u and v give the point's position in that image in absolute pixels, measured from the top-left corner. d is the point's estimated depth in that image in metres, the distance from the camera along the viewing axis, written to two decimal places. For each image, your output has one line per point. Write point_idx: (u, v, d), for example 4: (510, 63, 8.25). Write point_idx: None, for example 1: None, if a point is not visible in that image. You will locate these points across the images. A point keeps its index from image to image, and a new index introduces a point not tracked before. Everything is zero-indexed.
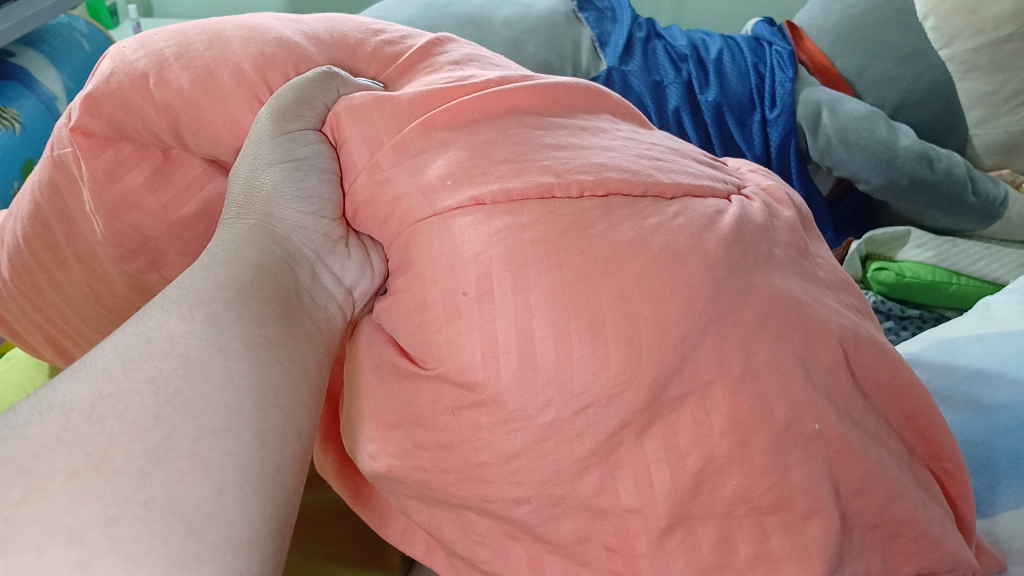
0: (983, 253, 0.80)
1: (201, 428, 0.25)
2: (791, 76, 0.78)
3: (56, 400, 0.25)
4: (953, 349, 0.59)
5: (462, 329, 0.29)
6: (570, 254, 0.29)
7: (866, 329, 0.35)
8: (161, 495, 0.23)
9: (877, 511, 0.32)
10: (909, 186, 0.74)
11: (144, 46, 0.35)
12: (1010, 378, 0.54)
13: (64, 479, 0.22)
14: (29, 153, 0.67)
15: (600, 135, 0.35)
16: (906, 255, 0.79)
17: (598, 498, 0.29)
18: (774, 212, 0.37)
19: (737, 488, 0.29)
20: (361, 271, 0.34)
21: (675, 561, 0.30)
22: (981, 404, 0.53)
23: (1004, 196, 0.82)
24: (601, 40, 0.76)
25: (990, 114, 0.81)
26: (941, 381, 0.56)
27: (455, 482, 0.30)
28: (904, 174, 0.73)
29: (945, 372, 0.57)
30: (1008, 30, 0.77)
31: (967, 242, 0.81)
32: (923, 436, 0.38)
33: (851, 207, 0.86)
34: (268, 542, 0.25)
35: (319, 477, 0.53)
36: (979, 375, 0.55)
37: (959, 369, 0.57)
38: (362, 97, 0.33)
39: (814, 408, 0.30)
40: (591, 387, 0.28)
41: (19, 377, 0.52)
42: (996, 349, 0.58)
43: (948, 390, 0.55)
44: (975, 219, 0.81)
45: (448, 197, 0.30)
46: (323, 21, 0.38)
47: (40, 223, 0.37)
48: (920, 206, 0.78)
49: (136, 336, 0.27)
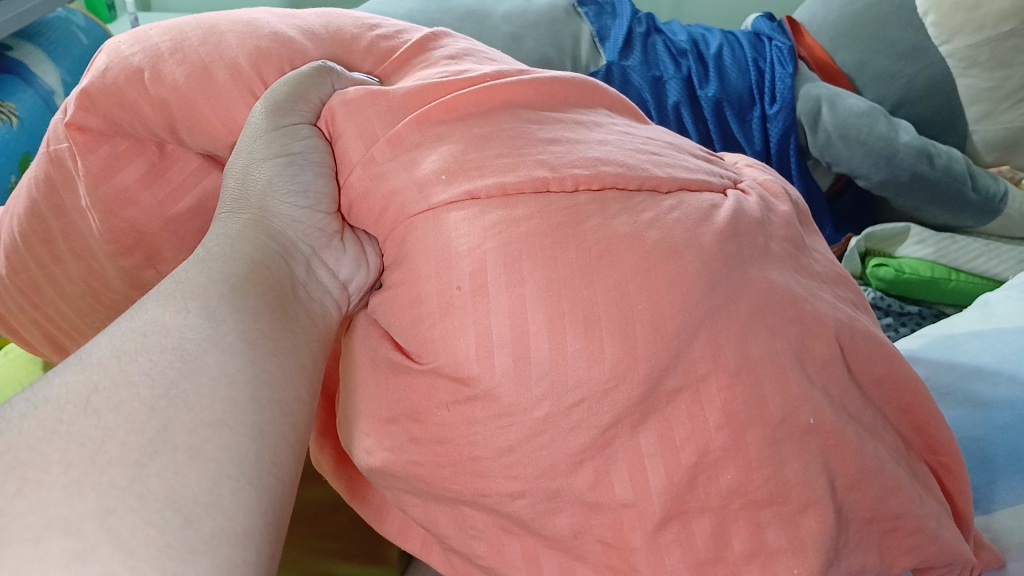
0: (982, 250, 0.80)
1: (197, 421, 0.25)
2: (791, 71, 0.78)
3: (52, 393, 0.25)
4: (952, 346, 0.59)
5: (457, 323, 0.29)
6: (564, 248, 0.29)
7: (862, 323, 0.35)
8: (157, 487, 0.23)
9: (872, 505, 0.32)
10: (909, 183, 0.74)
11: (139, 42, 0.35)
12: (1009, 374, 0.54)
13: (59, 472, 0.22)
14: (27, 147, 0.67)
15: (595, 130, 0.35)
16: (905, 252, 0.79)
17: (593, 492, 0.29)
18: (770, 207, 0.37)
19: (731, 482, 0.29)
20: (356, 265, 0.34)
21: (671, 555, 0.30)
22: (980, 400, 0.53)
23: (1004, 193, 0.81)
24: (601, 35, 0.76)
25: (990, 110, 0.81)
26: (939, 377, 0.56)
27: (450, 476, 0.30)
28: (904, 170, 0.73)
29: (944, 369, 0.56)
30: (1009, 26, 0.77)
31: (967, 238, 0.81)
32: (919, 431, 0.38)
33: (850, 203, 0.86)
34: (263, 535, 0.25)
35: None
36: (978, 372, 0.55)
37: (958, 366, 0.56)
38: (357, 92, 0.33)
39: (809, 401, 0.30)
40: (585, 380, 0.28)
41: (15, 371, 0.52)
42: (995, 346, 0.58)
43: (947, 386, 0.55)
44: (974, 215, 0.81)
45: (442, 191, 0.30)
46: (318, 16, 0.38)
47: (35, 219, 0.37)
48: (919, 203, 0.78)
49: (132, 329, 0.27)
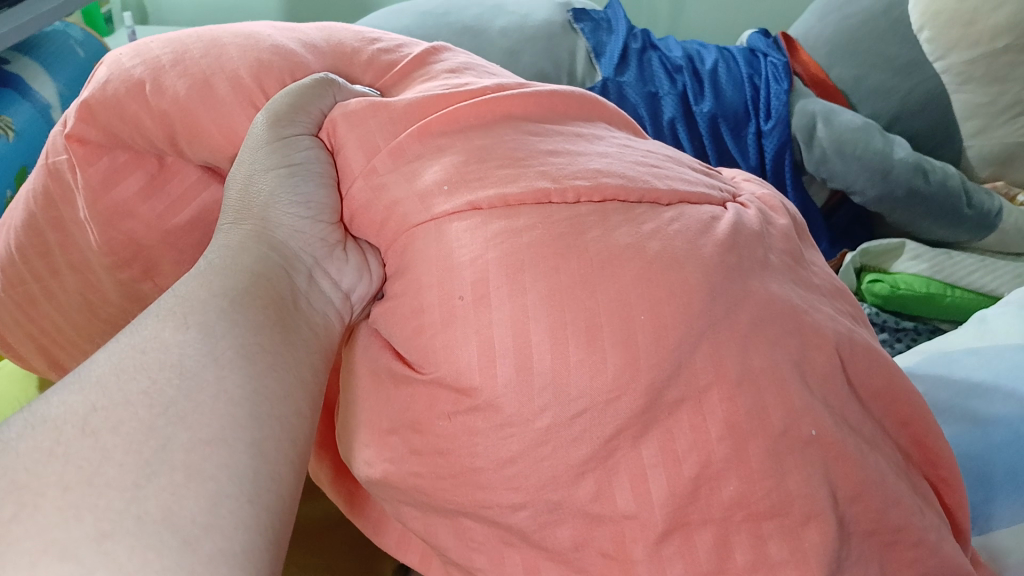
0: (978, 266, 0.81)
1: (195, 439, 0.25)
2: (785, 88, 0.78)
3: (48, 414, 0.25)
4: (948, 362, 0.59)
5: (458, 333, 0.29)
6: (566, 258, 0.30)
7: (861, 337, 0.35)
8: (154, 508, 0.23)
9: (874, 518, 0.32)
10: (905, 198, 0.75)
11: (139, 54, 0.36)
12: (1005, 392, 0.54)
13: (56, 494, 0.22)
14: (23, 160, 0.68)
15: (595, 143, 0.35)
16: (900, 267, 0.80)
17: (595, 503, 0.29)
18: (768, 221, 0.37)
19: (734, 493, 0.29)
20: (358, 275, 0.34)
21: (673, 567, 0.29)
22: (978, 417, 0.53)
23: (999, 208, 0.82)
24: (597, 51, 0.77)
25: (985, 125, 0.82)
26: (937, 394, 0.56)
27: (451, 488, 0.30)
28: (901, 184, 0.74)
29: (941, 386, 0.57)
30: (1003, 42, 0.78)
31: (963, 254, 0.82)
32: (918, 443, 0.38)
33: (845, 219, 0.87)
34: (264, 553, 0.25)
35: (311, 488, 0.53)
36: (975, 390, 0.55)
37: (955, 383, 0.56)
38: (358, 104, 0.33)
39: (811, 413, 0.31)
40: (588, 390, 0.28)
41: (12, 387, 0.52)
42: (990, 362, 0.58)
43: (944, 403, 0.55)
44: (970, 230, 0.81)
45: (444, 201, 0.30)
46: (318, 30, 0.39)
47: (33, 231, 0.37)
48: (915, 218, 0.78)
49: (130, 347, 0.27)
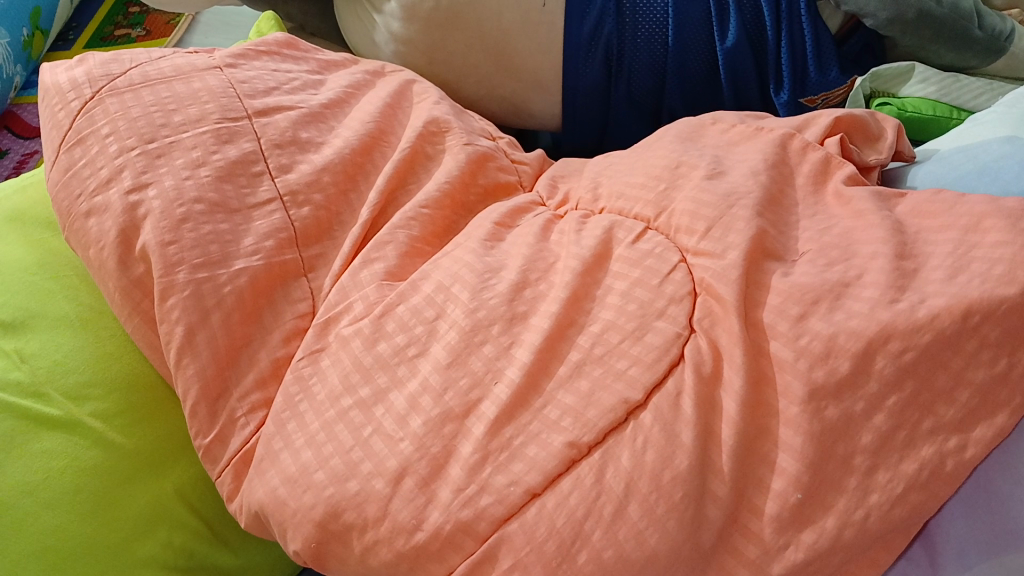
0: (984, 88, 0.83)
1: None
2: None
3: None
4: (959, 155, 0.63)
5: None
6: None
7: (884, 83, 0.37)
8: None
9: None
10: (915, 21, 0.82)
11: None
12: (1017, 162, 0.58)
13: None
14: (10, 194, 0.71)
15: None
16: (908, 91, 0.83)
17: None
18: None
19: None
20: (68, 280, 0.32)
21: None
22: (1001, 186, 0.58)
23: (1011, 32, 0.86)
24: None
25: None
26: (961, 180, 0.61)
27: None
28: (911, 7, 0.81)
29: (966, 172, 0.61)
30: None
31: (971, 78, 0.84)
32: None
33: (858, 47, 0.88)
34: None
35: (383, 241, 0.62)
36: (993, 166, 0.60)
37: (978, 164, 0.61)
38: None
39: None
40: None
41: (63, 360, 0.59)
42: (976, 156, 0.62)
43: (972, 182, 0.60)
44: (980, 55, 0.85)
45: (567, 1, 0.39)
46: None
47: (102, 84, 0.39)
48: (923, 41, 0.84)
49: None
